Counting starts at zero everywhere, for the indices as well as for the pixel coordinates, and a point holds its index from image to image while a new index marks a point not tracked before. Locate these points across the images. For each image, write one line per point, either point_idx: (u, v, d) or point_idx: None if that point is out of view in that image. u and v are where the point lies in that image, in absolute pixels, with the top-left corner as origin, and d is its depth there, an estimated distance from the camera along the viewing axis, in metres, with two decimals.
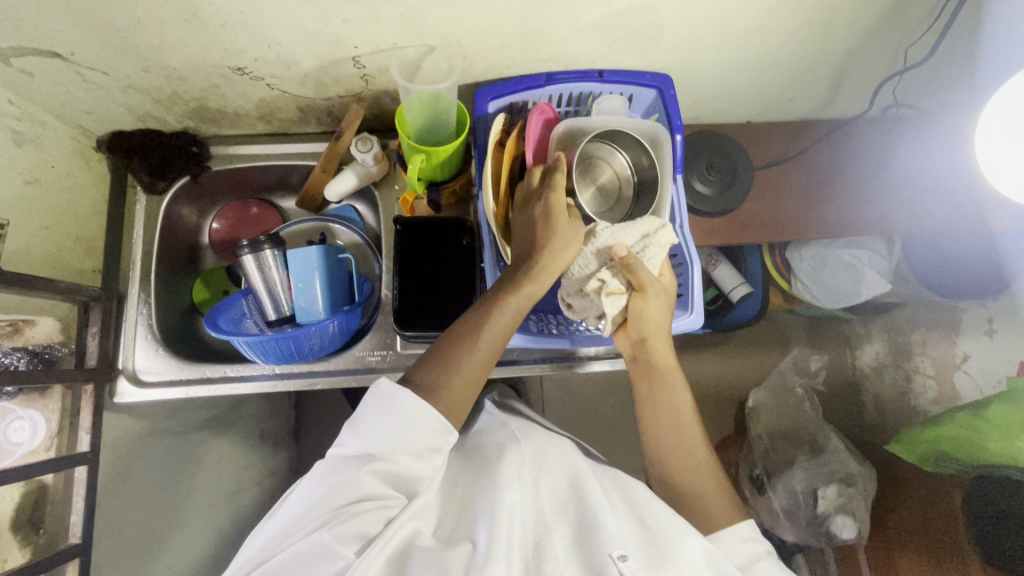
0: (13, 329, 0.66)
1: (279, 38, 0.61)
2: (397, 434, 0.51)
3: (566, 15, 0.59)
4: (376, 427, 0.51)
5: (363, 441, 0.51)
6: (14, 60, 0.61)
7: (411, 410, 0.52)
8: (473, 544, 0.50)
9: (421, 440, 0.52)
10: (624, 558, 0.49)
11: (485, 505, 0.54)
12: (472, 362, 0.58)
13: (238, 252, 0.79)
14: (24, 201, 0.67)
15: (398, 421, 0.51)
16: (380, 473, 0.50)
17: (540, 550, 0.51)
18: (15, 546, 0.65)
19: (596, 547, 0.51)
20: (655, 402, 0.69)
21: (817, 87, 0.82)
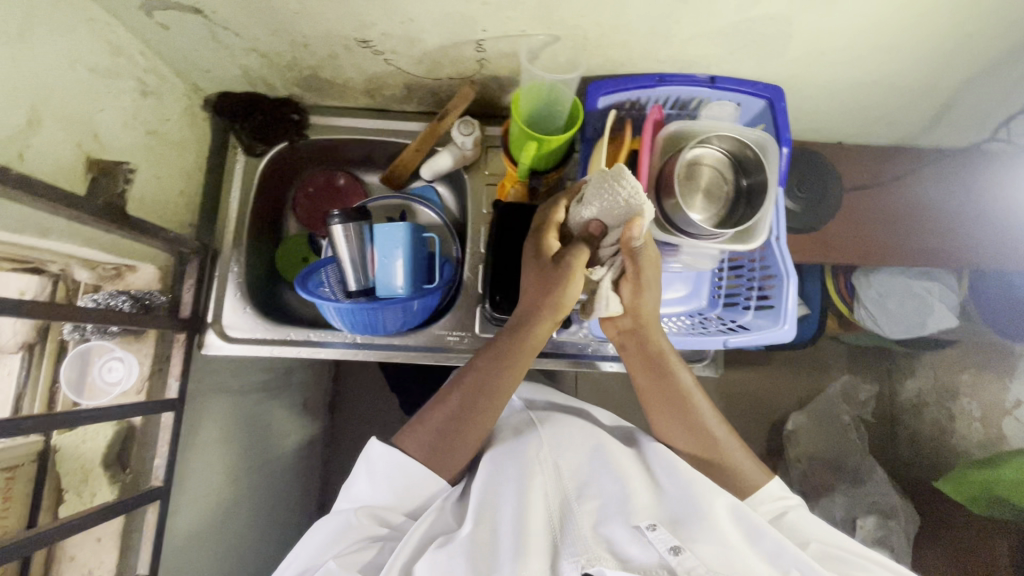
0: (116, 273, 0.73)
1: (414, 15, 0.62)
2: (384, 480, 0.63)
3: (701, 17, 0.60)
4: (367, 483, 0.63)
5: (366, 494, 0.63)
6: (157, 13, 0.63)
7: (404, 472, 0.62)
8: (503, 535, 0.56)
9: (419, 485, 0.63)
10: (653, 527, 0.55)
11: (512, 496, 0.59)
12: (461, 432, 0.64)
13: (329, 222, 0.79)
14: (142, 150, 0.70)
15: (390, 475, 0.62)
16: (376, 516, 0.61)
17: (568, 529, 0.56)
18: (104, 482, 0.70)
19: (621, 526, 0.55)
20: (658, 395, 0.68)
21: (921, 113, 0.81)
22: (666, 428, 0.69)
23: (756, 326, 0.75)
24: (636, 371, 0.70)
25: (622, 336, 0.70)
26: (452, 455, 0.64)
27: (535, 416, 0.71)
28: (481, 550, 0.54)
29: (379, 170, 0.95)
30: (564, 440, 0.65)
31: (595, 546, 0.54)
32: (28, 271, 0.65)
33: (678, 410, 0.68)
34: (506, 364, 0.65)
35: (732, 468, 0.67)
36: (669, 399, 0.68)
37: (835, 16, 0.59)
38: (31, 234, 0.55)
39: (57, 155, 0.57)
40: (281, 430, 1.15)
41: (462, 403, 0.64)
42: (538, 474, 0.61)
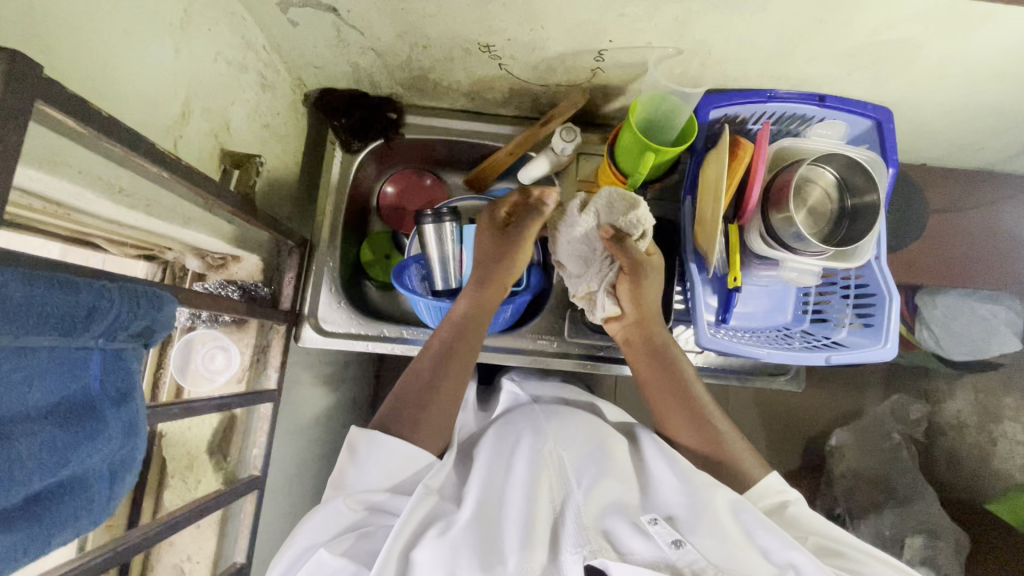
0: (222, 263, 0.73)
1: (547, 23, 0.62)
2: (376, 467, 0.57)
3: (832, 37, 0.61)
4: (358, 469, 0.57)
5: (356, 478, 0.57)
6: (291, 10, 0.63)
7: (392, 447, 0.57)
8: (507, 524, 0.52)
9: (410, 465, 0.57)
10: (655, 522, 0.51)
11: (515, 484, 0.55)
12: (440, 393, 0.63)
13: (422, 221, 0.78)
14: (257, 142, 0.71)
15: (377, 457, 0.57)
16: (368, 502, 0.55)
17: (569, 516, 0.52)
18: (209, 469, 0.70)
19: (622, 519, 0.51)
20: (658, 381, 0.67)
21: (1015, 139, 0.82)
22: (667, 414, 0.65)
23: (851, 342, 0.77)
24: (637, 359, 0.70)
25: (628, 331, 0.71)
26: (428, 419, 0.61)
27: (534, 407, 0.68)
28: (485, 536, 0.50)
29: (462, 171, 0.96)
30: (565, 428, 0.62)
31: (596, 533, 0.49)
32: (144, 258, 0.67)
33: (679, 395, 0.65)
34: (468, 325, 0.68)
35: (730, 456, 0.61)
36: (671, 383, 0.66)
37: (968, 44, 0.60)
38: (176, 223, 0.56)
39: (199, 146, 0.58)
40: (336, 424, 1.15)
41: (436, 364, 0.65)
42: (540, 461, 0.57)
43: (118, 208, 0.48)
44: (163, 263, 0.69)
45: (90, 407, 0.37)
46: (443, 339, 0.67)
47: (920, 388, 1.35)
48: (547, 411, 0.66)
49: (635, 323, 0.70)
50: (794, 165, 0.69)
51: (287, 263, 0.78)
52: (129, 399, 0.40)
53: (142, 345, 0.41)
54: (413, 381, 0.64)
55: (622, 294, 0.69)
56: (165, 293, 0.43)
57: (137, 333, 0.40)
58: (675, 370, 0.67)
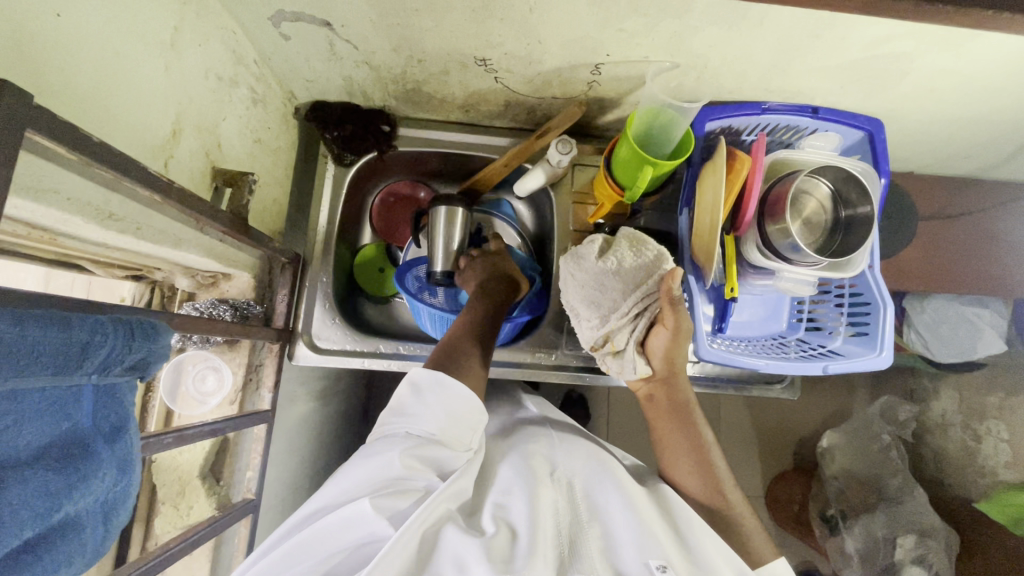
0: (212, 282, 0.72)
1: (545, 37, 0.62)
2: (440, 418, 0.56)
3: (827, 52, 0.61)
4: (421, 412, 0.57)
5: (410, 424, 0.57)
6: (284, 24, 0.62)
7: (454, 395, 0.58)
8: (513, 535, 0.50)
9: (466, 427, 0.57)
10: (663, 569, 0.48)
11: (521, 497, 0.54)
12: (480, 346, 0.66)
13: (434, 204, 0.77)
14: (248, 158, 0.69)
15: (438, 412, 0.56)
16: (419, 458, 0.54)
17: (578, 548, 0.50)
18: (201, 494, 0.68)
19: (631, 557, 0.50)
20: (674, 429, 0.66)
21: (1000, 148, 0.83)
22: (683, 475, 0.64)
23: (846, 351, 0.78)
24: (660, 417, 0.68)
25: (653, 387, 0.69)
26: (466, 369, 0.62)
27: (545, 433, 0.68)
28: (494, 537, 0.49)
29: (456, 183, 0.95)
30: (576, 459, 0.62)
31: (601, 568, 0.49)
32: (131, 278, 0.64)
33: (699, 461, 0.63)
34: (489, 308, 0.70)
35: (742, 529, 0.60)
36: (692, 442, 0.65)
37: (958, 59, 0.61)
38: (168, 245, 0.54)
39: (191, 165, 0.57)
40: (329, 440, 1.13)
41: (463, 334, 0.66)
42: (550, 488, 0.56)
43: (108, 233, 0.46)
44: (150, 284, 0.67)
45: (82, 447, 0.36)
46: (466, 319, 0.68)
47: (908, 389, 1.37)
48: (557, 439, 0.66)
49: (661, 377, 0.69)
50: (789, 177, 0.69)
51: (279, 282, 0.76)
52: (122, 433, 0.39)
53: (136, 378, 0.40)
54: (448, 347, 0.64)
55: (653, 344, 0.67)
56: (159, 322, 0.41)
57: (131, 366, 0.38)
58: (694, 424, 0.66)
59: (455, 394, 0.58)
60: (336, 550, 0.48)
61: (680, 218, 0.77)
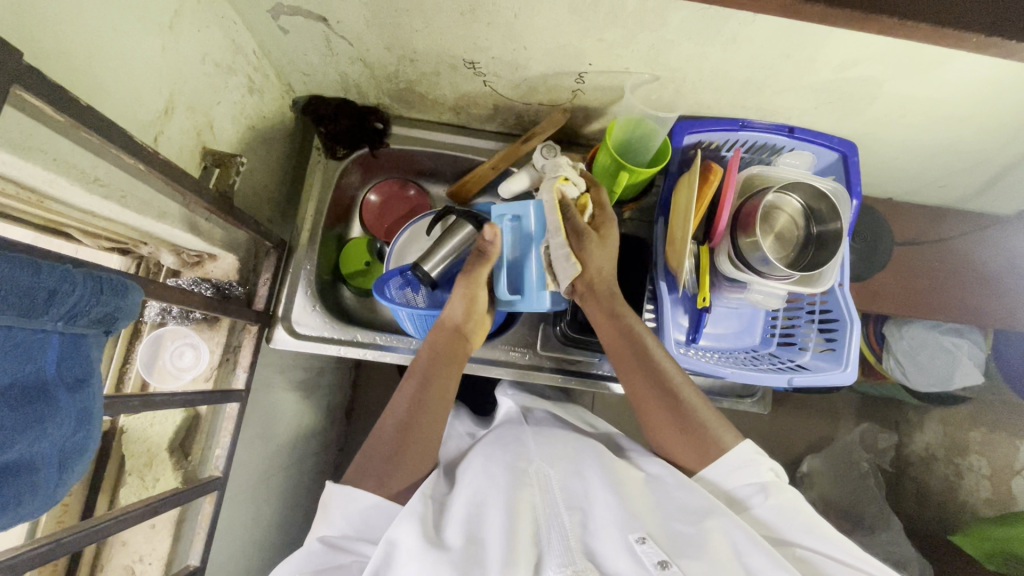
0: (197, 261, 0.73)
1: (530, 44, 0.65)
2: (347, 516, 0.60)
3: (797, 73, 0.64)
4: (337, 514, 0.60)
5: (325, 529, 0.60)
6: (282, 18, 0.65)
7: (359, 499, 0.60)
8: (487, 548, 0.52)
9: (378, 518, 0.60)
10: (642, 540, 0.52)
11: (498, 503, 0.56)
12: (407, 443, 0.64)
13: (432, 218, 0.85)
14: (241, 143, 0.72)
15: (347, 514, 0.60)
16: (336, 546, 0.58)
17: (556, 539, 0.54)
18: (168, 467, 0.69)
19: (610, 535, 0.53)
20: (624, 356, 0.69)
21: (974, 179, 0.86)
22: (646, 409, 0.68)
23: (814, 366, 0.79)
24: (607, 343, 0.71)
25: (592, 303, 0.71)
26: (399, 477, 0.63)
27: (516, 430, 0.70)
28: (463, 557, 0.51)
29: (445, 183, 0.97)
30: (550, 452, 0.65)
31: (580, 556, 0.53)
32: (118, 251, 0.67)
33: (658, 394, 0.67)
34: (425, 400, 0.67)
35: (701, 431, 0.65)
36: (640, 363, 0.68)
37: (923, 85, 0.63)
38: (151, 217, 0.56)
39: (180, 143, 0.59)
40: (306, 431, 1.13)
41: (394, 441, 0.64)
42: (527, 486, 0.59)
43: (93, 197, 0.49)
44: (137, 258, 0.69)
45: (44, 391, 0.37)
46: (396, 421, 0.66)
47: (891, 419, 1.37)
48: (530, 436, 0.68)
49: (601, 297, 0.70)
50: (761, 191, 0.71)
51: (264, 265, 0.79)
52: (86, 384, 0.41)
53: (103, 332, 0.42)
54: (373, 458, 0.64)
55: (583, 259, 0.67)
56: (130, 281, 0.43)
57: (98, 319, 0.40)
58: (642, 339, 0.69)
59: (364, 502, 0.60)
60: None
61: (656, 226, 0.79)
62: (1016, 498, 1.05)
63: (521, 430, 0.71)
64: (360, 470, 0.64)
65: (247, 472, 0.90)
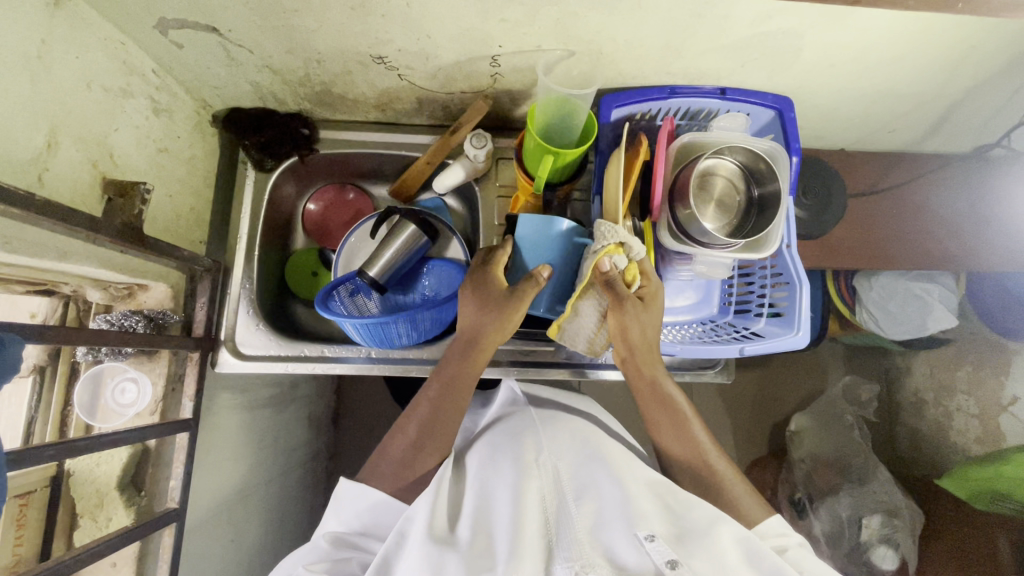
0: (128, 293, 0.71)
1: (432, 32, 0.62)
2: (359, 515, 0.61)
3: (713, 32, 0.61)
4: (348, 511, 0.62)
5: (334, 523, 0.62)
6: (172, 32, 0.62)
7: (364, 498, 0.61)
8: (491, 542, 0.54)
9: (385, 514, 0.61)
10: (651, 538, 0.51)
11: (506, 500, 0.58)
12: (427, 447, 0.64)
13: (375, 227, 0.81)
14: (155, 168, 0.69)
15: (356, 510, 0.61)
16: (344, 541, 0.60)
17: (563, 533, 0.54)
18: (119, 505, 0.68)
19: (619, 531, 0.52)
20: (658, 417, 0.70)
21: (923, 121, 0.83)
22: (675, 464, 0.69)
23: (768, 331, 0.77)
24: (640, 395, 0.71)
25: (625, 365, 0.71)
26: (415, 472, 0.64)
27: (527, 426, 0.69)
28: (471, 550, 0.53)
29: (387, 183, 0.95)
30: (560, 449, 0.66)
31: (587, 549, 0.51)
32: (39, 293, 0.65)
33: (689, 451, 0.68)
34: (445, 409, 0.66)
35: (731, 499, 0.64)
36: (671, 416, 0.69)
37: (845, 31, 0.60)
38: (50, 257, 0.54)
39: (75, 178, 0.57)
40: (285, 445, 1.12)
41: (412, 447, 0.64)
42: (535, 476, 0.61)
43: None
44: (63, 298, 0.68)
45: None
46: (416, 428, 0.65)
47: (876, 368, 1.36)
48: (547, 433, 0.68)
49: (629, 357, 0.70)
50: (693, 160, 0.69)
51: (200, 289, 0.77)
52: None
53: None
54: (389, 461, 0.64)
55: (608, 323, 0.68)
56: (9, 334, 0.42)
57: None
58: (675, 401, 0.70)
59: (373, 499, 0.61)
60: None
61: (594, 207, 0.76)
62: (1004, 434, 1.03)
63: (528, 421, 0.71)
64: (370, 467, 0.66)
65: (220, 494, 0.90)
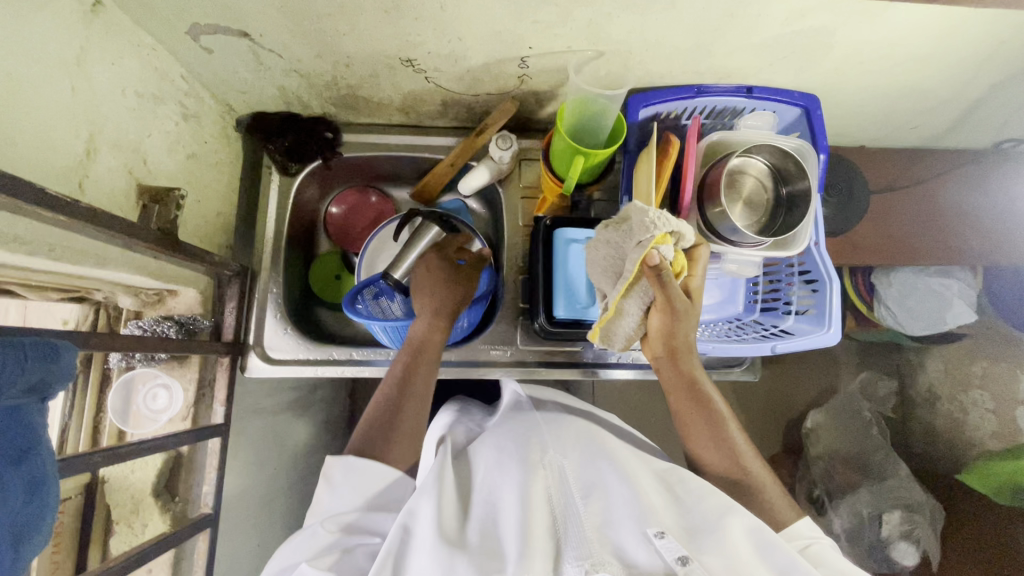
0: (158, 299, 0.71)
1: (463, 34, 0.62)
2: (361, 492, 0.58)
3: (744, 31, 0.61)
4: (349, 488, 0.58)
5: (332, 506, 0.57)
6: (203, 38, 0.62)
7: (370, 471, 0.59)
8: (503, 542, 0.51)
9: (390, 488, 0.59)
10: (661, 534, 0.50)
11: (514, 496, 0.55)
12: (393, 430, 0.63)
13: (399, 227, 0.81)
14: (184, 174, 0.70)
15: (360, 485, 0.58)
16: (347, 524, 0.55)
17: (572, 531, 0.52)
18: (155, 512, 0.69)
19: (626, 530, 0.52)
20: (688, 412, 0.68)
21: (946, 116, 0.83)
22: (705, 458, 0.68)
23: (797, 329, 0.77)
24: (674, 396, 0.69)
25: (659, 361, 0.69)
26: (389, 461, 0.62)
27: (529, 425, 0.68)
28: (483, 551, 0.50)
29: (408, 185, 0.95)
30: (563, 449, 0.64)
31: (597, 548, 0.50)
32: (72, 301, 0.65)
33: (720, 446, 0.67)
34: (407, 389, 0.67)
35: (762, 494, 0.64)
36: (704, 412, 0.68)
37: (876, 28, 0.60)
38: (90, 265, 0.54)
39: (112, 185, 0.57)
40: (306, 448, 1.12)
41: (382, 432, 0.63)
42: (542, 475, 0.58)
43: (17, 256, 0.47)
44: (94, 305, 0.68)
45: None
46: (379, 411, 0.65)
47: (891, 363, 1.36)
48: (546, 433, 0.66)
49: (666, 358, 0.68)
50: (723, 160, 0.69)
51: (228, 294, 0.77)
52: (31, 454, 0.40)
53: (39, 400, 0.40)
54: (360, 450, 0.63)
55: (653, 321, 0.65)
56: (62, 343, 0.42)
57: (29, 388, 0.39)
58: (709, 398, 0.68)
59: (375, 471, 0.59)
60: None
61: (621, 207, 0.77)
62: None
63: (531, 422, 0.68)
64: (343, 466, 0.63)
65: (246, 498, 0.90)
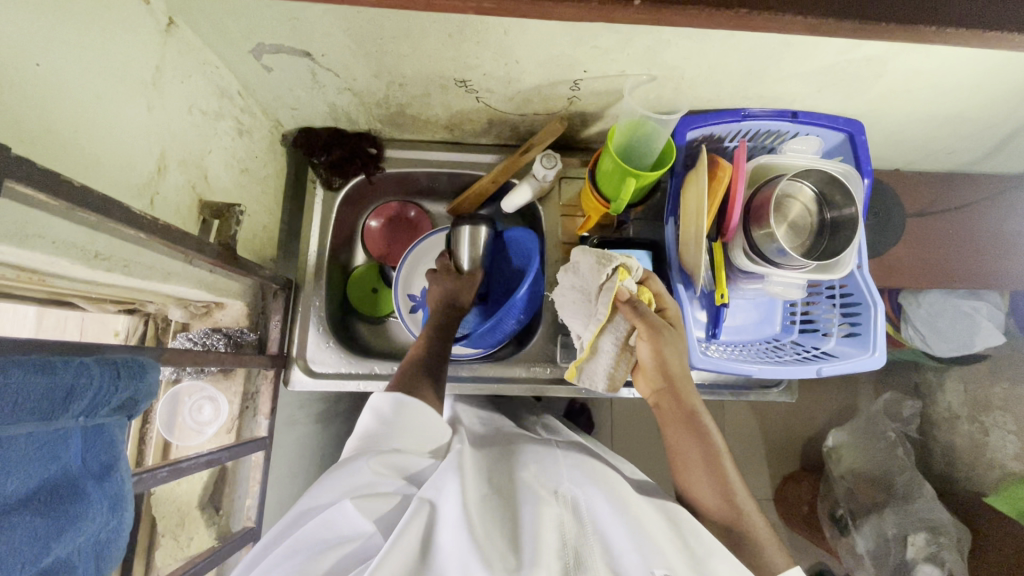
0: (206, 311, 0.72)
1: (521, 57, 0.63)
2: (405, 434, 0.58)
3: (800, 60, 0.62)
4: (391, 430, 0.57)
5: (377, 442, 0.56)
6: (265, 57, 0.63)
7: (418, 413, 0.59)
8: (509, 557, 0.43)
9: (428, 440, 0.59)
10: None
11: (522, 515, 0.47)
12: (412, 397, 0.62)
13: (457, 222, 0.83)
14: (236, 188, 0.70)
15: (405, 430, 0.58)
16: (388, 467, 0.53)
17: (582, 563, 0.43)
18: (201, 525, 0.69)
19: (633, 568, 0.42)
20: (684, 438, 0.60)
21: (983, 143, 0.84)
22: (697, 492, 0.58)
23: (841, 352, 0.78)
24: (667, 425, 0.63)
25: (658, 393, 0.64)
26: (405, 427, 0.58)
27: (549, 448, 0.60)
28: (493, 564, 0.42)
29: (445, 201, 0.96)
30: (581, 472, 0.54)
31: None
32: (125, 312, 0.65)
33: (715, 477, 0.57)
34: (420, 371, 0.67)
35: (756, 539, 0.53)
36: (700, 438, 0.59)
37: (929, 60, 0.62)
38: (157, 279, 0.55)
39: (177, 201, 0.58)
40: None
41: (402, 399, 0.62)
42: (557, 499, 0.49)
43: (96, 272, 0.47)
44: (144, 316, 0.68)
45: (72, 488, 0.36)
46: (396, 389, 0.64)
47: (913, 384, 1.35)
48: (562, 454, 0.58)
49: (664, 388, 0.63)
50: (770, 183, 0.70)
51: (273, 307, 0.78)
52: (113, 472, 0.39)
53: (126, 416, 0.41)
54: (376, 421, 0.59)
55: (641, 351, 0.64)
56: (148, 360, 0.43)
57: (119, 405, 0.40)
58: (706, 425, 0.60)
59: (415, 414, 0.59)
60: (322, 550, 0.45)
61: (666, 227, 0.78)
62: None
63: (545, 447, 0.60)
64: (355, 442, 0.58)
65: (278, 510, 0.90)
